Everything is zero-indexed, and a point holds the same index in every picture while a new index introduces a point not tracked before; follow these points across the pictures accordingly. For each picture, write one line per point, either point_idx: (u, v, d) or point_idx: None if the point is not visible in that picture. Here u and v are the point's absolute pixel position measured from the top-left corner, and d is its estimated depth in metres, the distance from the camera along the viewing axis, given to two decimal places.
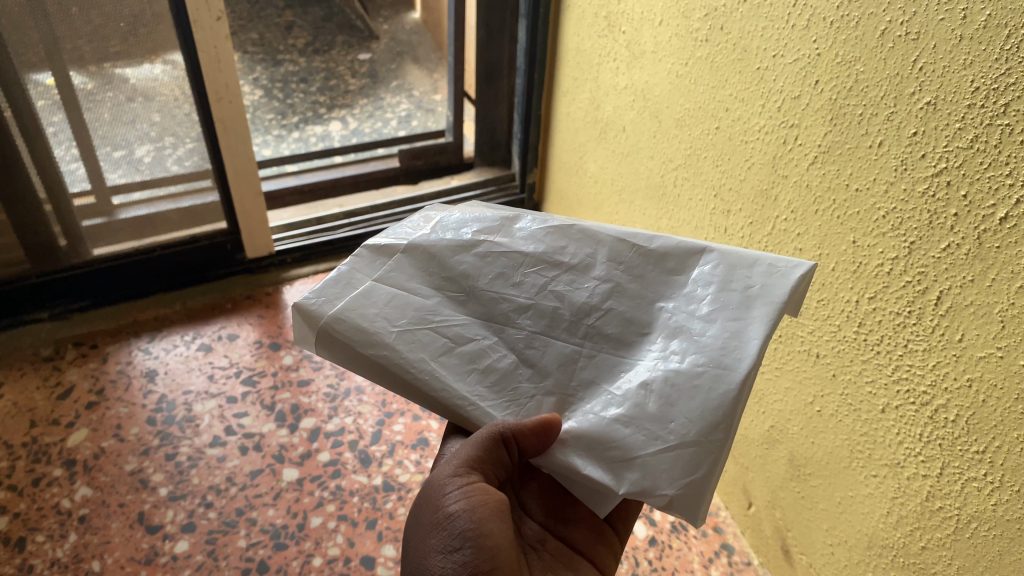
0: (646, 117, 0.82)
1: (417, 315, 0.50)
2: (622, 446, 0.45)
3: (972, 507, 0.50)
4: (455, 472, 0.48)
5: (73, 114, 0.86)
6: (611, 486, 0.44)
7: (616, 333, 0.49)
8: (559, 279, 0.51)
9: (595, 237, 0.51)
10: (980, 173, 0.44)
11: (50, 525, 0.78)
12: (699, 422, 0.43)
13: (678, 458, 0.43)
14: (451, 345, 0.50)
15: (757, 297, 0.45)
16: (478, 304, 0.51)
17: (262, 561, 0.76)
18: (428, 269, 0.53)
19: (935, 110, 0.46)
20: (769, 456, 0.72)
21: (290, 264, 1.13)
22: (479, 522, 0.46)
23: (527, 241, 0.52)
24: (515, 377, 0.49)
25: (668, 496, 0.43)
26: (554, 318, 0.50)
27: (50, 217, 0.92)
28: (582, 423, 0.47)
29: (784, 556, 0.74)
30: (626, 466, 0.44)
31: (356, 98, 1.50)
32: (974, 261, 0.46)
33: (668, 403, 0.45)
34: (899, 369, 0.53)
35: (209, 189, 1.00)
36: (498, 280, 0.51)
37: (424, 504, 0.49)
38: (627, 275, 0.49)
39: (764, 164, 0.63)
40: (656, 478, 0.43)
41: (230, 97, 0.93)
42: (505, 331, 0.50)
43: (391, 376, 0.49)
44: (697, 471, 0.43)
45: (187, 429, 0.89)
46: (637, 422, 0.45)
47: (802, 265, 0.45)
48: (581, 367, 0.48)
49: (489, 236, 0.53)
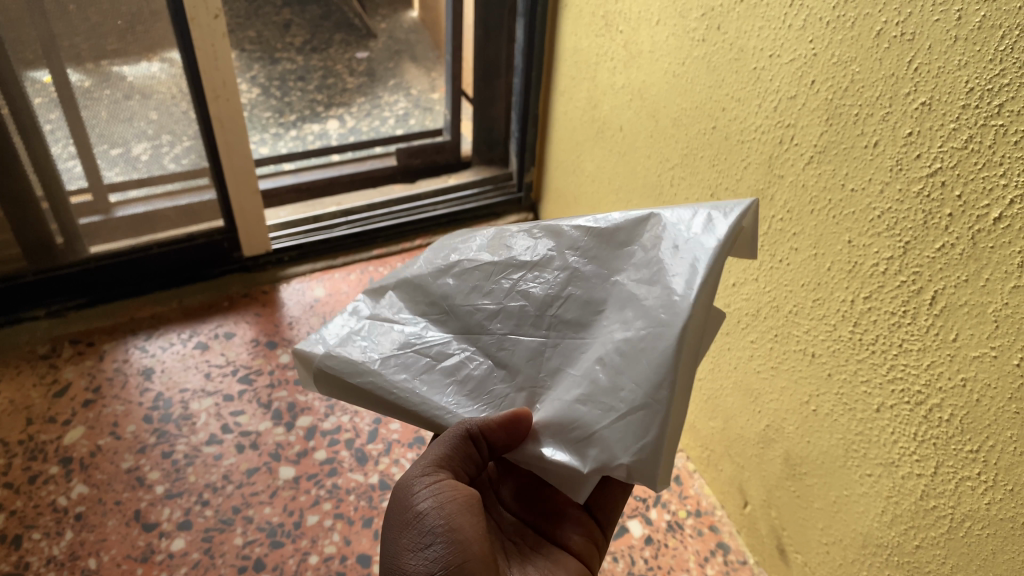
0: (643, 116, 0.82)
1: (404, 342, 0.52)
2: (581, 424, 0.46)
3: (966, 507, 0.50)
4: (424, 471, 0.49)
5: (70, 112, 0.86)
6: (576, 466, 0.46)
7: (576, 317, 0.49)
8: (526, 278, 0.51)
9: (556, 232, 0.51)
10: (974, 173, 0.44)
11: (47, 522, 0.78)
12: (644, 384, 0.44)
13: (629, 426, 0.44)
14: (432, 362, 0.51)
15: (692, 249, 0.45)
16: (456, 320, 0.52)
17: (258, 559, 0.76)
18: (416, 299, 0.54)
19: (930, 110, 0.46)
20: (764, 455, 0.73)
21: (287, 261, 1.13)
22: (448, 517, 0.47)
23: (496, 250, 0.53)
24: (490, 380, 0.50)
25: (626, 465, 0.44)
26: (521, 316, 0.50)
27: (48, 214, 0.92)
28: (548, 409, 0.48)
29: (780, 555, 0.74)
30: (587, 443, 0.46)
31: (353, 96, 1.50)
32: (969, 260, 0.46)
33: (617, 373, 0.46)
34: (893, 369, 0.53)
35: (206, 187, 1.00)
36: (472, 293, 0.52)
37: (394, 505, 0.49)
38: (583, 258, 0.50)
39: (760, 164, 0.63)
40: (612, 449, 0.45)
41: (227, 95, 0.93)
42: (481, 339, 0.51)
43: (380, 401, 0.50)
44: (647, 436, 0.44)
45: (183, 427, 0.89)
46: (593, 398, 0.46)
47: (735, 211, 0.45)
48: (548, 357, 0.49)
49: (462, 254, 0.54)
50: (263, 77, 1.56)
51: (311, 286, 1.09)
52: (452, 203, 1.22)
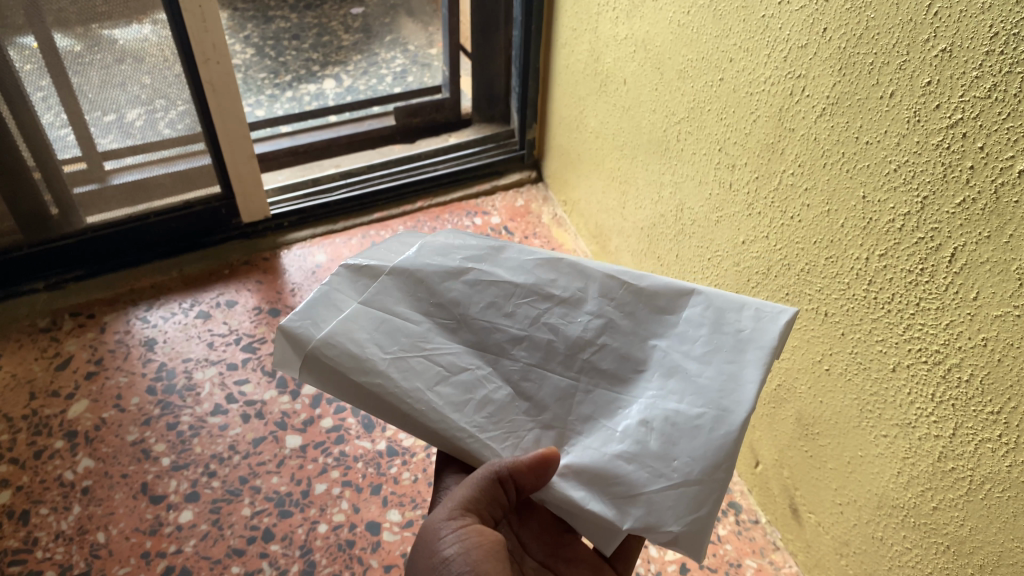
0: (648, 69, 0.79)
1: (407, 343, 0.50)
2: (625, 482, 0.45)
3: (986, 468, 0.49)
4: (450, 515, 0.47)
5: (59, 78, 0.83)
6: (615, 519, 0.45)
7: (612, 368, 0.49)
8: (553, 312, 0.51)
9: (586, 274, 0.52)
10: (998, 123, 0.42)
11: (54, 497, 0.78)
12: (702, 460, 0.45)
13: (682, 496, 0.44)
14: (445, 374, 0.50)
15: (749, 340, 0.47)
16: (470, 331, 0.51)
17: (267, 529, 0.76)
18: (416, 292, 0.52)
19: (950, 58, 0.44)
20: (776, 415, 0.71)
21: (288, 227, 1.11)
22: (475, 564, 0.45)
23: (517, 272, 0.53)
24: (511, 409, 0.49)
25: (673, 533, 0.44)
26: (549, 350, 0.50)
27: (42, 185, 0.90)
28: (582, 457, 0.47)
29: (792, 514, 0.73)
30: (631, 502, 0.45)
31: (349, 55, 1.46)
32: (991, 216, 0.44)
33: (670, 442, 0.46)
34: (910, 329, 0.52)
35: (201, 153, 0.97)
36: (490, 309, 0.52)
37: (418, 551, 0.47)
38: (620, 311, 0.50)
39: (770, 117, 0.61)
40: (661, 514, 0.44)
41: (218, 58, 0.90)
42: (500, 361, 0.50)
43: (383, 404, 0.49)
44: (701, 509, 0.44)
45: (188, 398, 0.88)
46: (640, 458, 0.46)
47: (787, 311, 0.47)
48: (580, 402, 0.49)
49: (477, 264, 0.53)
50: (257, 37, 1.52)
51: (313, 252, 1.07)
52: (453, 161, 1.19)
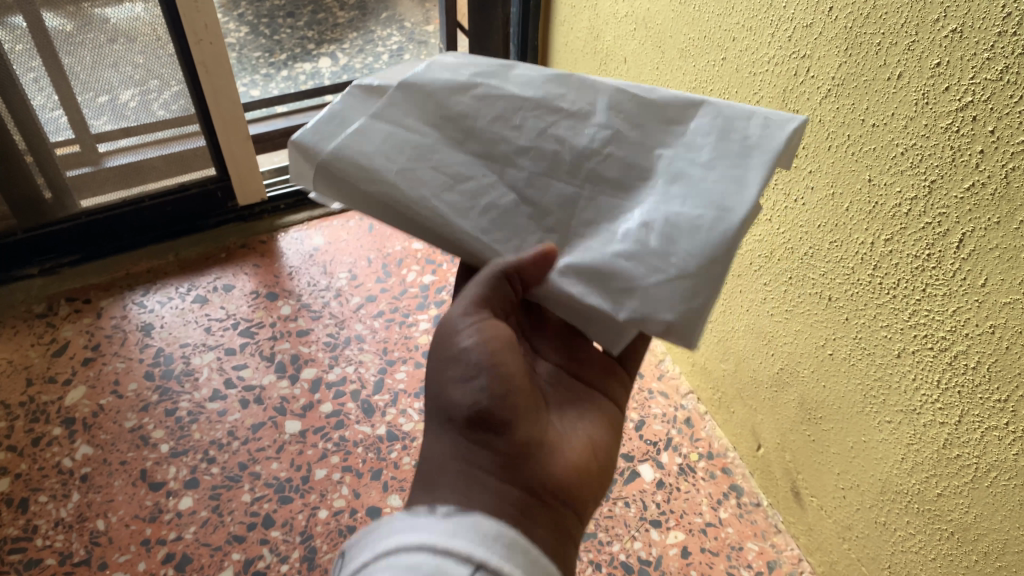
0: (648, 47, 0.78)
1: (415, 152, 0.46)
2: (622, 275, 0.42)
3: (992, 457, 0.48)
4: (464, 310, 0.45)
5: (50, 59, 0.82)
6: (610, 311, 0.42)
7: (617, 177, 0.45)
8: (560, 124, 0.47)
9: (594, 87, 0.48)
10: (1010, 106, 0.41)
11: (53, 485, 0.78)
12: (700, 254, 0.41)
13: (678, 287, 0.41)
14: (452, 181, 0.46)
15: (754, 146, 0.43)
16: (478, 143, 0.47)
17: (267, 516, 0.76)
18: (424, 107, 0.48)
19: (960, 39, 0.43)
20: (778, 399, 0.71)
21: (284, 210, 1.10)
22: (493, 352, 0.43)
23: (527, 86, 0.48)
24: (517, 215, 0.46)
25: (667, 322, 0.41)
26: (555, 161, 0.46)
27: (34, 168, 0.89)
28: (584, 256, 0.43)
29: (795, 497, 0.73)
30: (627, 294, 0.42)
31: (345, 32, 1.44)
32: (1001, 201, 0.43)
33: (670, 238, 0.42)
34: (917, 315, 0.51)
35: (195, 134, 0.96)
36: (498, 121, 0.47)
37: (436, 346, 0.46)
38: (628, 123, 0.46)
39: (773, 98, 0.60)
40: (656, 305, 0.41)
41: (211, 39, 0.88)
42: (506, 171, 0.46)
43: (391, 209, 0.45)
44: (696, 298, 0.41)
45: (186, 383, 0.87)
46: (638, 256, 0.42)
47: (796, 119, 0.43)
48: (582, 208, 0.45)
49: (487, 79, 0.49)
50: (251, 15, 1.50)
51: (310, 234, 1.06)
52: None
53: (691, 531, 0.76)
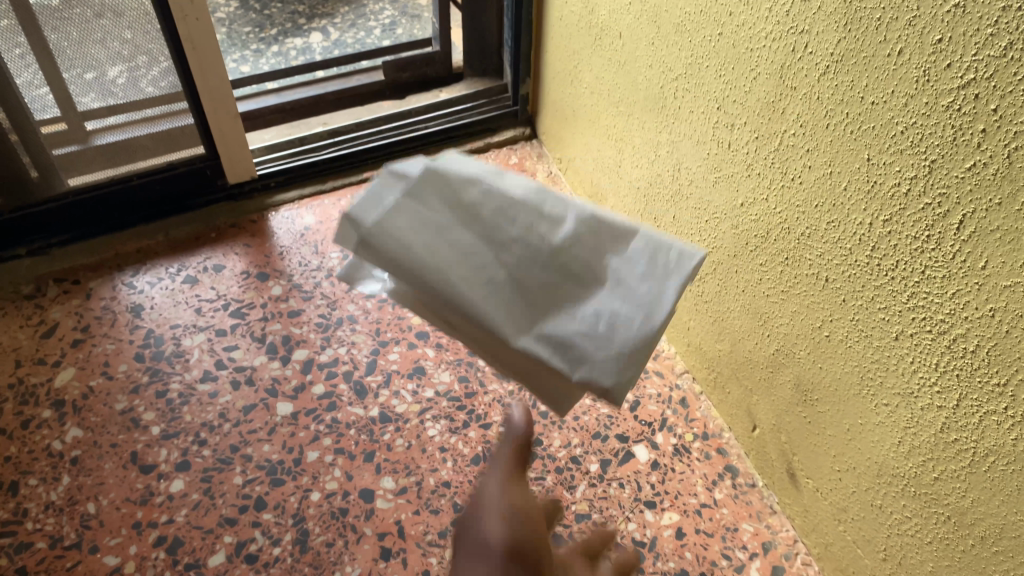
0: (644, 22, 0.76)
1: (433, 230, 0.41)
2: (569, 348, 0.39)
3: (990, 441, 0.47)
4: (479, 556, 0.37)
5: (34, 35, 0.80)
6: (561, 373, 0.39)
7: (574, 271, 0.41)
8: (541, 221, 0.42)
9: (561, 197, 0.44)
10: (1014, 84, 0.40)
11: (43, 468, 0.77)
12: (633, 350, 0.39)
13: (613, 360, 0.39)
14: (467, 257, 0.41)
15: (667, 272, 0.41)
16: (481, 227, 0.42)
17: (259, 498, 0.75)
18: (442, 193, 0.42)
19: (963, 14, 0.41)
20: (774, 380, 0.70)
21: (274, 188, 1.07)
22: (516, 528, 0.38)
23: (527, 186, 0.43)
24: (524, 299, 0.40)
25: (608, 389, 0.38)
26: (537, 252, 0.41)
27: (19, 147, 0.88)
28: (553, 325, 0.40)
29: (790, 479, 0.72)
30: (575, 363, 0.39)
31: (337, 6, 1.41)
32: (1003, 181, 0.42)
33: (612, 325, 0.40)
34: (915, 297, 0.50)
35: (184, 112, 0.94)
36: (501, 213, 0.42)
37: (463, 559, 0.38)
38: (587, 229, 0.42)
39: (771, 74, 0.58)
40: (600, 370, 0.39)
41: (197, 14, 0.86)
42: (504, 254, 0.41)
43: (402, 271, 0.40)
44: (632, 368, 0.39)
45: (177, 365, 0.86)
46: (582, 338, 0.39)
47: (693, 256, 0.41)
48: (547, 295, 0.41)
49: (490, 177, 0.43)
50: None
51: (301, 213, 1.05)
52: (444, 119, 1.16)
53: (686, 512, 0.75)
